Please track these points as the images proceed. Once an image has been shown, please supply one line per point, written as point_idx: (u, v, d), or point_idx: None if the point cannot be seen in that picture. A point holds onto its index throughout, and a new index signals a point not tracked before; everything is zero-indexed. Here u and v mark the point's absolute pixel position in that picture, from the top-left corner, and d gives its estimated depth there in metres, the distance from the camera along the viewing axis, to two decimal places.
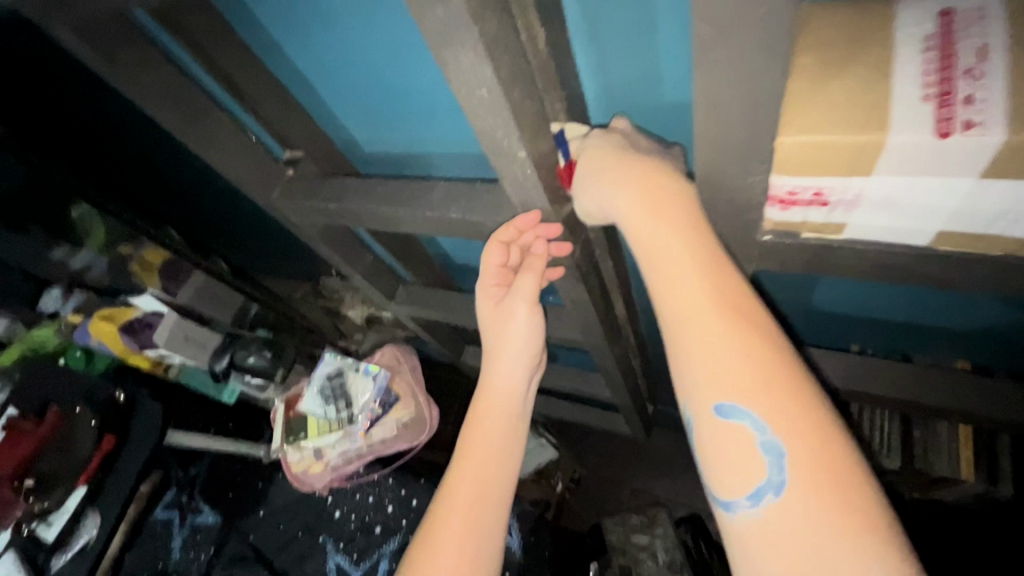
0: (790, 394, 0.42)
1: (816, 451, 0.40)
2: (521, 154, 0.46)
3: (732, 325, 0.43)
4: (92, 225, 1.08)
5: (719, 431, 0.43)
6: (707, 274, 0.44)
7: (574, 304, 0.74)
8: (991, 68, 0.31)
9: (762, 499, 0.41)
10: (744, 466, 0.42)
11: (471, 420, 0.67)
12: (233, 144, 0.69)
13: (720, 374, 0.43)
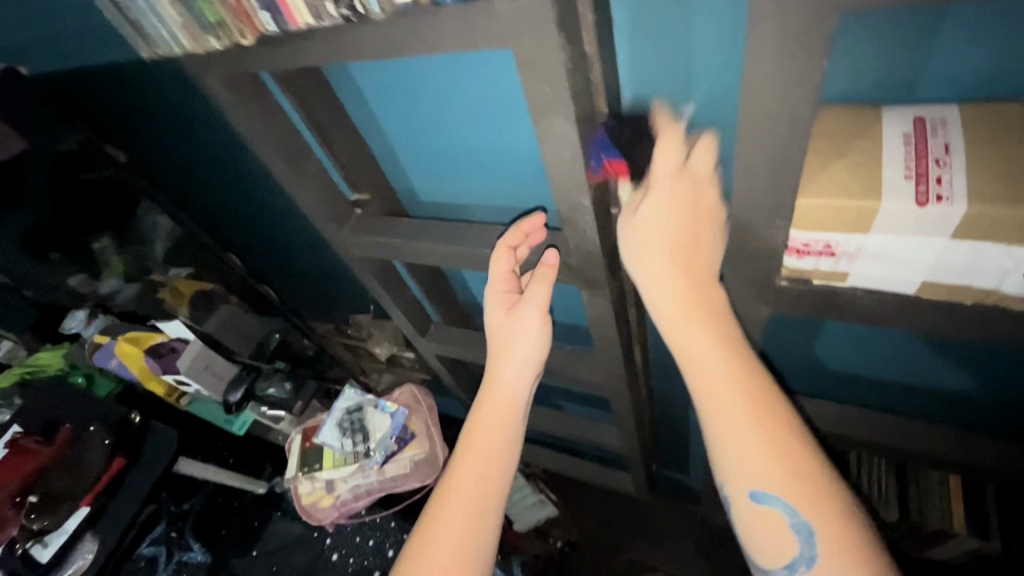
0: (816, 484, 0.51)
1: (842, 533, 0.50)
2: (585, 203, 0.57)
3: (763, 426, 0.52)
4: (112, 257, 1.09)
5: (756, 513, 0.53)
6: (740, 380, 0.54)
7: (601, 347, 0.82)
8: (954, 159, 0.42)
9: (797, 569, 0.52)
10: (779, 543, 0.52)
11: (474, 420, 0.72)
12: (317, 183, 0.79)
13: (756, 469, 0.52)
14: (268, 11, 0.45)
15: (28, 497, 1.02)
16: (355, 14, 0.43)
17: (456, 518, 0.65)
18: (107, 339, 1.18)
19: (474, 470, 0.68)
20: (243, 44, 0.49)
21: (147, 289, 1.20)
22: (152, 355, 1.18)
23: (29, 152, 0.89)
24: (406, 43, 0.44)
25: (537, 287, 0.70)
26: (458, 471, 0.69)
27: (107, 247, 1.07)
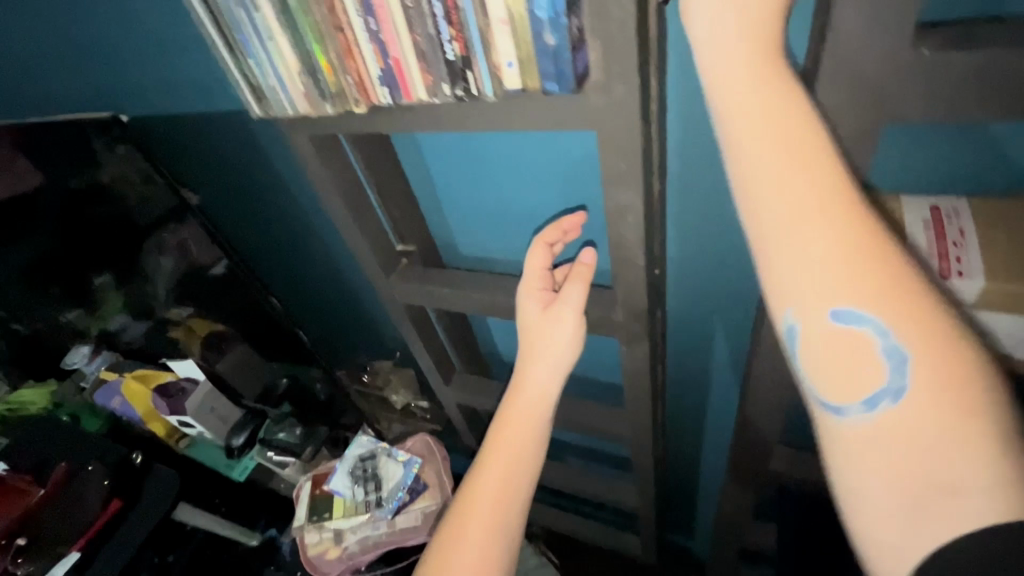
0: (914, 301, 0.37)
1: (948, 360, 0.36)
2: (639, 263, 0.63)
3: (850, 221, 0.38)
4: (113, 293, 1.03)
5: (828, 336, 0.39)
6: (822, 161, 0.39)
7: (631, 400, 0.86)
8: (969, 240, 0.50)
9: (877, 405, 0.37)
10: (859, 373, 0.39)
11: (499, 423, 0.71)
12: (373, 233, 0.84)
13: (828, 271, 0.39)
14: (388, 87, 0.52)
15: (16, 539, 0.94)
16: (468, 95, 0.50)
17: (482, 521, 0.64)
18: (115, 376, 1.16)
19: (499, 473, 0.67)
20: (353, 111, 0.57)
21: (156, 327, 1.14)
22: (159, 394, 1.17)
23: (43, 186, 0.87)
24: (510, 119, 0.51)
25: (573, 288, 0.70)
26: (483, 473, 0.67)
27: (108, 283, 1.01)
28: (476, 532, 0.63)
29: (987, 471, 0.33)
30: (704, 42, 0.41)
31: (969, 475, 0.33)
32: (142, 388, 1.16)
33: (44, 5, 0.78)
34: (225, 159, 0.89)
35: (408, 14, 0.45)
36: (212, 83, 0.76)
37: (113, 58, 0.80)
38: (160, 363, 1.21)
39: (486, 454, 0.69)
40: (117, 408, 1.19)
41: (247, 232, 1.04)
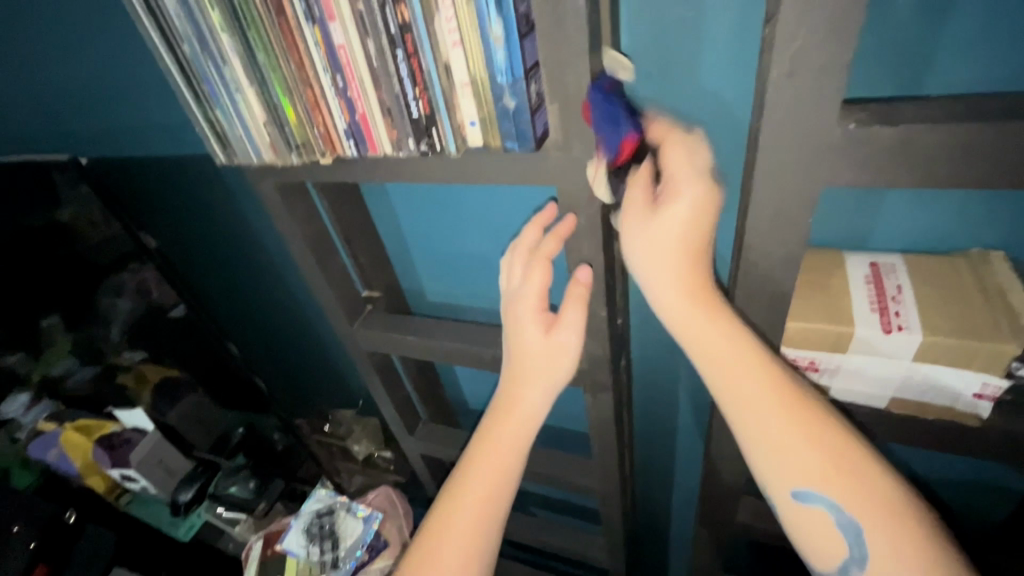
0: (860, 480, 0.48)
1: (896, 527, 0.47)
2: (601, 313, 0.64)
3: (799, 427, 0.50)
4: (61, 336, 0.96)
5: (804, 519, 0.51)
6: (773, 381, 0.51)
7: (597, 450, 0.85)
8: (905, 297, 0.53)
9: (850, 570, 0.50)
10: (830, 545, 0.50)
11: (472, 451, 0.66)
12: (338, 279, 0.83)
13: (792, 470, 0.50)
14: (354, 139, 0.53)
15: None
16: (431, 150, 0.51)
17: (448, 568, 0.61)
18: (54, 428, 1.11)
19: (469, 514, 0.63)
20: (320, 161, 0.57)
21: (105, 373, 1.07)
22: (103, 446, 1.14)
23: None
24: (473, 173, 0.52)
25: (569, 310, 0.60)
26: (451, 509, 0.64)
27: (57, 325, 0.95)
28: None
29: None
30: (654, 281, 0.52)
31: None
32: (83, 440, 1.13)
33: (10, 49, 0.77)
34: (190, 204, 0.88)
35: (374, 73, 0.47)
36: (180, 129, 0.76)
37: (78, 101, 0.79)
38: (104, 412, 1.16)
39: (456, 488, 0.65)
40: (52, 461, 1.15)
41: (216, 275, 1.00)
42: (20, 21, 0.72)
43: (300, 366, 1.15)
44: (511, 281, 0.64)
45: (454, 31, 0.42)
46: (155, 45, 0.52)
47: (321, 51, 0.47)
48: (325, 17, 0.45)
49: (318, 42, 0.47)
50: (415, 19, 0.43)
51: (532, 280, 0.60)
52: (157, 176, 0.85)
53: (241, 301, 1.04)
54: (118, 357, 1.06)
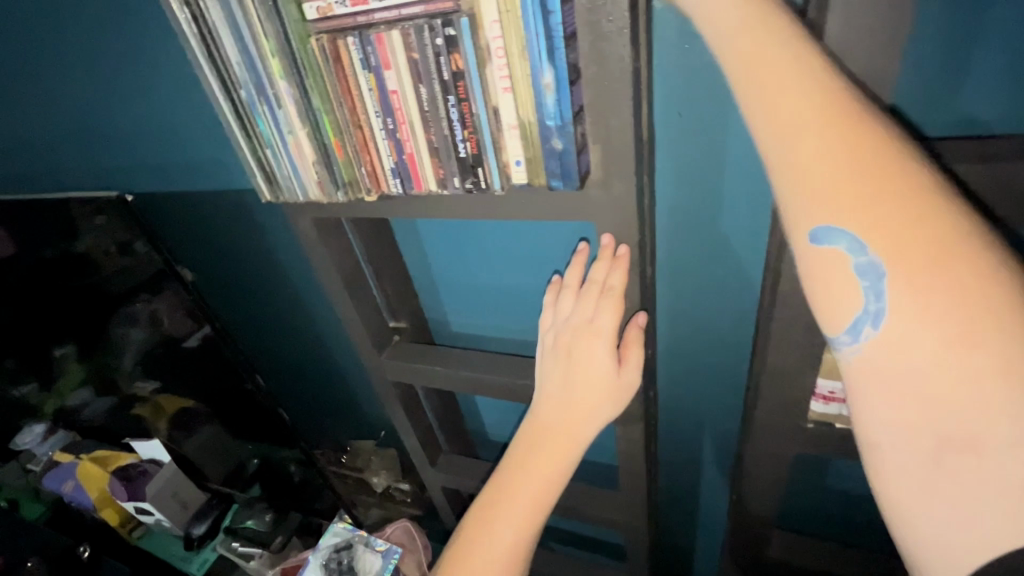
0: (930, 231, 0.33)
1: (970, 287, 0.31)
2: None
3: (844, 138, 0.34)
4: (74, 364, 1.00)
5: (811, 260, 0.37)
6: (808, 74, 0.36)
7: (625, 482, 0.84)
8: None
9: (861, 333, 0.36)
10: (844, 293, 0.37)
11: (512, 463, 0.63)
12: (368, 309, 0.85)
13: (821, 192, 0.35)
14: (400, 178, 0.55)
15: None
16: (476, 187, 0.53)
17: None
18: (70, 458, 1.13)
19: (510, 529, 0.60)
20: (363, 198, 0.59)
21: (121, 405, 1.09)
22: (118, 479, 1.13)
23: (13, 256, 0.88)
24: (516, 209, 0.54)
25: (631, 351, 0.61)
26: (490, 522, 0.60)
27: (70, 355, 0.98)
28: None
29: (1011, 410, 0.30)
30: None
31: (986, 418, 0.31)
32: (98, 471, 1.13)
33: (61, 92, 0.81)
34: (225, 237, 0.90)
35: (425, 117, 0.49)
36: (221, 166, 0.79)
37: (124, 140, 0.83)
38: (120, 444, 1.17)
39: (495, 500, 0.61)
40: (68, 492, 1.16)
41: (244, 303, 1.01)
42: (73, 65, 0.76)
43: (324, 391, 1.14)
44: (574, 308, 0.62)
45: (505, 78, 0.45)
46: (212, 91, 0.54)
47: (374, 96, 0.50)
48: (380, 66, 0.47)
49: (371, 88, 0.49)
50: (467, 68, 0.45)
51: (599, 315, 0.60)
52: (192, 209, 0.88)
53: (265, 323, 1.04)
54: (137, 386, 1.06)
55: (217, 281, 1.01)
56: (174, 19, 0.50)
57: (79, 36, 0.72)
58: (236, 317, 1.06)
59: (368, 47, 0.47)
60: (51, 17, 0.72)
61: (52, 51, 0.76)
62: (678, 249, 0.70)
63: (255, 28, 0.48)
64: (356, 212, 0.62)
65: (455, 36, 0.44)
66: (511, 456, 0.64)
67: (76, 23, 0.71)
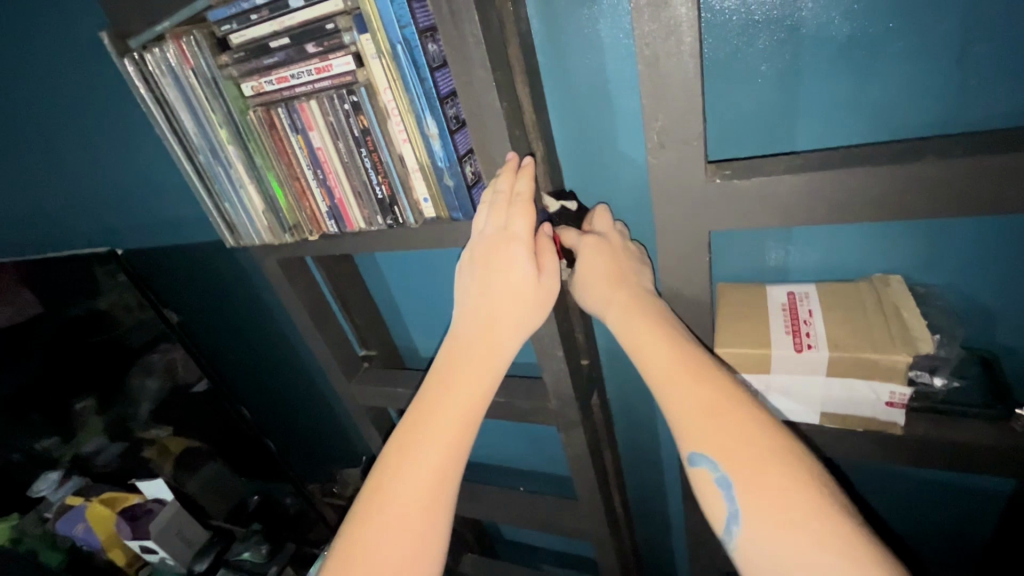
0: (761, 447, 0.45)
1: (790, 492, 0.43)
2: (559, 353, 0.72)
3: (696, 382, 0.49)
4: (93, 417, 1.02)
5: (690, 472, 0.48)
6: (671, 342, 0.52)
7: (581, 488, 0.89)
8: (815, 317, 0.59)
9: (733, 535, 0.45)
10: (714, 505, 0.47)
11: (430, 388, 0.59)
12: (336, 338, 0.93)
13: (691, 420, 0.48)
14: (334, 219, 0.65)
15: None
16: (396, 223, 0.62)
17: (416, 484, 0.54)
18: (80, 501, 1.15)
19: (432, 455, 0.55)
20: (309, 239, 0.69)
21: (131, 449, 1.11)
22: (126, 519, 1.16)
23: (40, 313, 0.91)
24: (431, 240, 0.63)
25: (547, 255, 0.58)
26: (410, 450, 0.56)
27: (90, 407, 1.00)
28: (393, 527, 0.53)
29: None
30: (595, 292, 0.60)
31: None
32: (106, 512, 1.15)
33: (65, 166, 0.93)
34: (211, 283, 1.00)
35: (346, 166, 0.59)
36: (201, 220, 0.90)
37: (120, 202, 0.93)
38: (127, 485, 1.21)
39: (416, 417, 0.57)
40: (79, 535, 1.16)
41: (231, 341, 1.10)
42: (74, 141, 0.88)
43: (310, 419, 1.21)
44: (485, 219, 0.56)
45: (402, 131, 0.54)
46: (178, 159, 0.65)
47: (304, 153, 0.60)
48: (306, 129, 0.58)
49: (302, 147, 0.59)
50: (372, 125, 0.55)
51: (512, 222, 0.54)
52: (180, 260, 0.98)
53: (250, 358, 1.12)
54: (145, 432, 1.10)
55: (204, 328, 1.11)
56: (142, 102, 0.61)
57: (79, 116, 0.84)
58: (224, 358, 1.15)
59: (294, 114, 0.57)
60: (54, 104, 0.84)
61: (53, 131, 0.88)
62: None
63: (207, 107, 0.59)
64: (306, 250, 0.71)
65: (358, 102, 0.54)
66: (434, 378, 0.59)
67: (73, 107, 0.83)
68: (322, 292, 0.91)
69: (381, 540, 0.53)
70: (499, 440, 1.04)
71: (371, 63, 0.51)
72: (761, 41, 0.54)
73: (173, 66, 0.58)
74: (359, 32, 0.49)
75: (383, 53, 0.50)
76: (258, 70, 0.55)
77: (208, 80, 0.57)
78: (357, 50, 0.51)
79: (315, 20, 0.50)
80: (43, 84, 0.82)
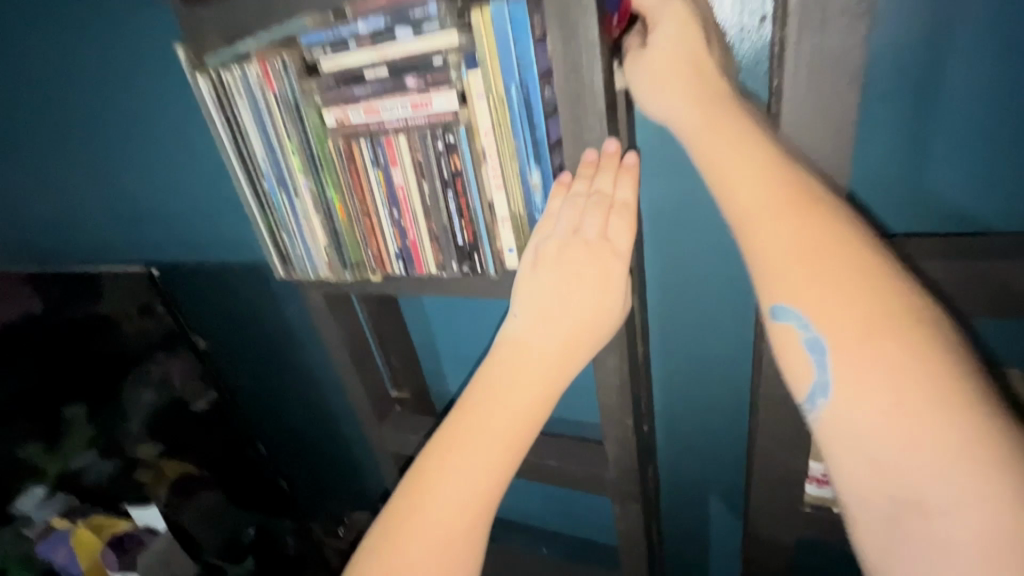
0: (881, 313, 0.37)
1: (906, 364, 0.35)
2: (628, 422, 0.66)
3: (794, 220, 0.40)
4: (81, 424, 0.93)
5: (770, 329, 0.42)
6: (764, 170, 0.41)
7: (626, 565, 0.81)
8: None
9: (817, 403, 0.39)
10: (800, 373, 0.40)
11: (473, 399, 0.47)
12: (372, 378, 0.87)
13: (786, 274, 0.40)
14: (403, 261, 0.59)
15: None
16: (473, 271, 0.57)
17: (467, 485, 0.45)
18: (65, 524, 0.99)
19: (469, 486, 0.45)
20: (369, 278, 0.63)
21: (124, 468, 1.00)
22: (114, 549, 1.00)
23: (41, 309, 0.87)
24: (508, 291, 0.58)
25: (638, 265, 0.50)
26: (441, 478, 0.45)
27: (79, 414, 0.93)
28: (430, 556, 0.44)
29: (951, 475, 0.34)
30: (651, 98, 0.46)
31: (933, 483, 0.34)
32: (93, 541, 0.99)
33: (106, 178, 0.88)
34: (242, 308, 0.94)
35: (427, 209, 0.54)
36: (244, 241, 0.85)
37: (158, 217, 0.89)
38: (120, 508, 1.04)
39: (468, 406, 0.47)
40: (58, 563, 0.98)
41: (253, 368, 1.04)
42: (120, 152, 0.84)
43: (329, 456, 1.13)
44: (560, 211, 0.47)
45: (499, 176, 0.50)
46: (240, 182, 0.61)
47: (383, 190, 0.55)
48: (389, 164, 0.53)
49: (380, 183, 0.55)
50: (465, 167, 0.50)
51: (615, 233, 0.47)
52: (212, 281, 0.93)
53: (271, 388, 1.05)
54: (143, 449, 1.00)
55: (224, 354, 1.04)
56: (212, 121, 0.57)
57: (132, 127, 0.80)
58: (239, 385, 1.08)
59: (378, 148, 0.53)
60: (105, 112, 0.80)
61: (100, 140, 0.84)
62: (670, 324, 0.73)
63: (282, 132, 0.55)
64: (364, 289, 0.66)
65: (454, 142, 0.49)
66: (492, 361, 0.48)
67: (128, 118, 0.79)
68: (365, 329, 0.86)
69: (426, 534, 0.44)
70: (533, 501, 0.96)
71: (477, 102, 0.47)
72: None
73: (252, 86, 0.54)
74: (469, 69, 0.45)
75: (493, 93, 0.46)
76: (346, 99, 0.51)
77: (289, 104, 0.53)
78: (463, 88, 0.47)
79: (422, 52, 0.46)
80: (101, 93, 0.78)
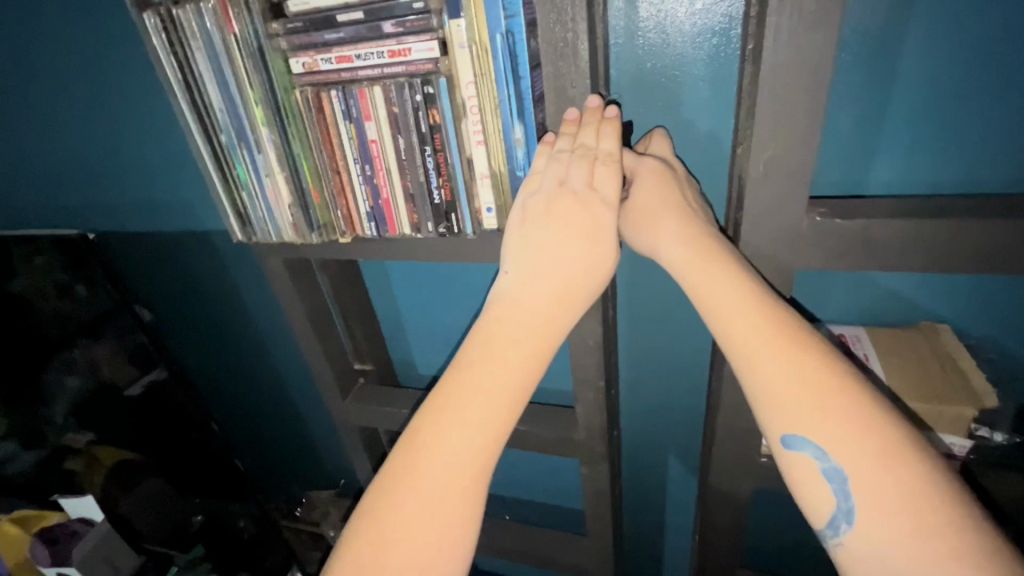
0: (878, 438, 0.40)
1: (908, 489, 0.39)
2: (599, 383, 0.67)
3: (794, 358, 0.43)
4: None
5: (788, 460, 0.44)
6: (761, 310, 0.45)
7: (591, 525, 0.84)
8: (873, 361, 0.58)
9: (839, 529, 0.42)
10: (816, 499, 0.43)
11: (468, 356, 0.47)
12: (335, 348, 0.84)
13: (796, 407, 0.43)
14: (374, 221, 0.57)
15: None
16: (449, 231, 0.55)
17: (452, 459, 0.44)
18: None
19: (468, 442, 0.45)
20: (337, 240, 0.61)
21: (50, 459, 0.84)
22: (44, 543, 0.88)
23: None
24: (485, 253, 0.57)
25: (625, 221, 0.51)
26: (438, 433, 0.45)
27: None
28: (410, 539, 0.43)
29: None
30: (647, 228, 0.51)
31: None
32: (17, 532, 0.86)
33: (30, 136, 0.80)
34: (190, 279, 0.89)
35: (402, 165, 0.52)
36: (192, 205, 0.79)
37: (91, 178, 0.81)
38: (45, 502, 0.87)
39: (448, 392, 0.46)
40: None
41: (201, 343, 0.98)
42: (45, 105, 0.76)
43: (286, 432, 1.09)
44: (544, 167, 0.48)
45: (479, 132, 0.49)
46: (193, 135, 0.56)
47: (354, 144, 0.52)
48: (362, 117, 0.50)
49: (352, 137, 0.52)
50: (444, 122, 0.49)
51: (602, 181, 0.47)
52: (153, 248, 0.87)
53: (222, 363, 1.00)
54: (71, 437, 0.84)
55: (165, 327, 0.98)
56: (162, 67, 0.52)
57: (60, 78, 0.72)
58: (184, 361, 1.01)
59: (350, 99, 0.50)
60: (27, 59, 0.72)
61: (21, 92, 0.75)
62: (637, 290, 0.75)
63: (242, 79, 0.51)
64: (330, 251, 0.63)
65: (433, 94, 0.48)
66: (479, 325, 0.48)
67: (55, 67, 0.71)
68: (327, 299, 0.83)
69: (408, 506, 0.44)
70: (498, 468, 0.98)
71: (459, 52, 0.45)
72: (849, 82, 0.53)
73: (208, 26, 0.49)
74: (451, 16, 0.44)
75: (476, 42, 0.44)
76: (316, 44, 0.49)
77: (251, 48, 0.49)
78: (444, 36, 0.45)
79: None
80: (19, 35, 0.70)
